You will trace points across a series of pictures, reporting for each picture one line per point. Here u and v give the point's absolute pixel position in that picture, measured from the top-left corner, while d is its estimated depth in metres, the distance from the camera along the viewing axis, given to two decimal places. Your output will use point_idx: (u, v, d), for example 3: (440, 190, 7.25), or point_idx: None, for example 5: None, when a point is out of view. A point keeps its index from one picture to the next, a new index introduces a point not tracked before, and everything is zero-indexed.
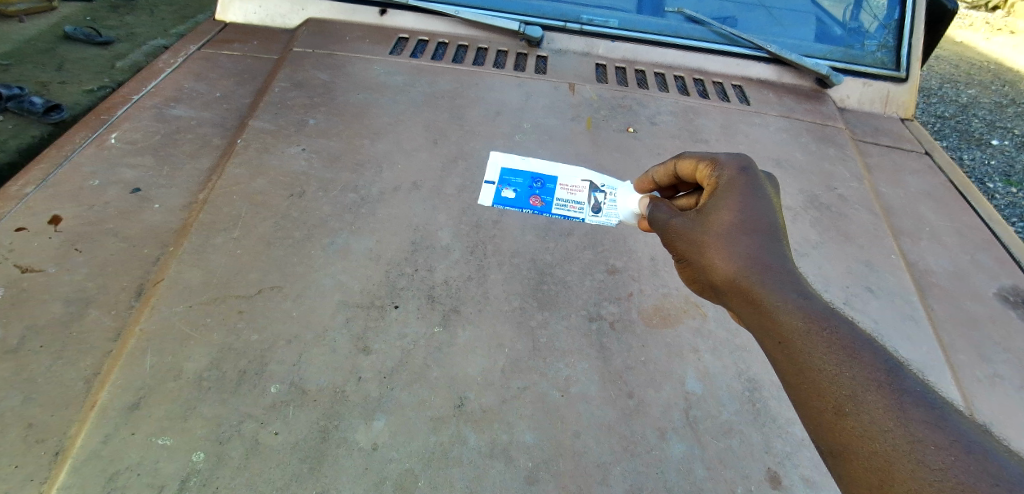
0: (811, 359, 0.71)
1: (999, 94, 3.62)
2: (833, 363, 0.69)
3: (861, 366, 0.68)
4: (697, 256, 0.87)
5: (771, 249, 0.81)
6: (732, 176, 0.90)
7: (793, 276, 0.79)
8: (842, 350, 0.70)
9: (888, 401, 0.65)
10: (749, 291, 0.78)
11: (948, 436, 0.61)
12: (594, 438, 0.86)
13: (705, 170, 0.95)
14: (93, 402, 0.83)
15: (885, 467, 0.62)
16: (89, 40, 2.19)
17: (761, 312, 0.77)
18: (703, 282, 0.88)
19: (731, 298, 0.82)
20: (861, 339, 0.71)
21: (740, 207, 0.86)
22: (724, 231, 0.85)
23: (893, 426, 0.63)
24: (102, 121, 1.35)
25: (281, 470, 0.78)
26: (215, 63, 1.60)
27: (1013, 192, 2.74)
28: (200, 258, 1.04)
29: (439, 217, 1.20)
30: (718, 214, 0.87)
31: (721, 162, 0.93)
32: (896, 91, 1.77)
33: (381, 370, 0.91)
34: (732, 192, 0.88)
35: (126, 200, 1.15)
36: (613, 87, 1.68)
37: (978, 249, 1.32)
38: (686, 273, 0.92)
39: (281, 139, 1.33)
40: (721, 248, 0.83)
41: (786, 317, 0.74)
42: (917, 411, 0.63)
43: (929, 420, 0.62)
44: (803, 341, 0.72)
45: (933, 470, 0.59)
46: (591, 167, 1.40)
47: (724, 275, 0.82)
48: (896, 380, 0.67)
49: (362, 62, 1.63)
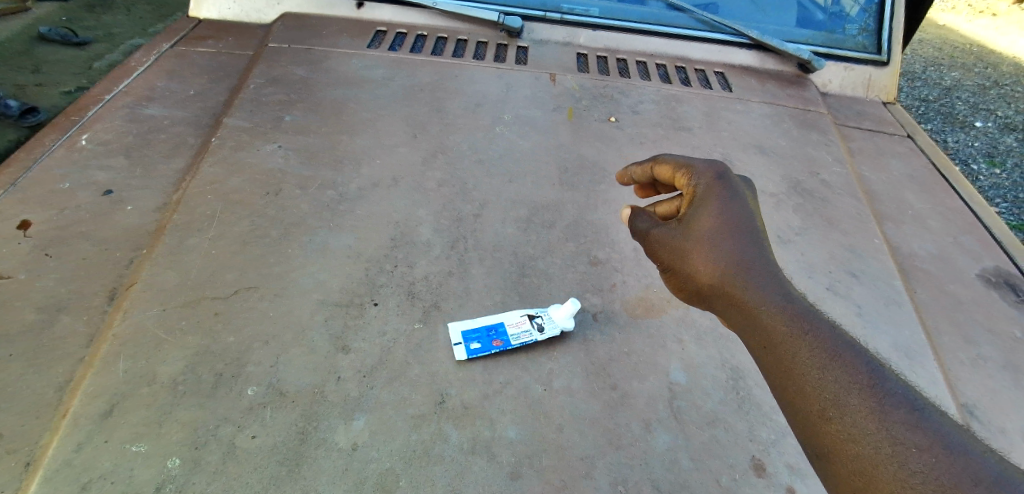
0: (796, 364, 0.71)
1: (981, 76, 3.64)
2: (816, 367, 0.69)
3: (844, 368, 0.68)
4: (682, 266, 0.85)
5: (753, 254, 0.80)
6: (709, 183, 0.86)
7: (778, 280, 0.78)
8: (825, 353, 0.69)
9: (870, 404, 0.64)
10: (735, 296, 0.79)
11: (929, 437, 0.60)
12: (578, 432, 0.85)
13: (682, 177, 0.90)
14: (65, 410, 0.80)
15: (869, 470, 0.61)
16: (65, 40, 2.14)
17: (747, 318, 0.77)
18: (689, 290, 0.86)
19: (719, 305, 0.82)
20: (842, 341, 0.70)
21: (721, 216, 0.83)
22: (708, 241, 0.82)
23: (875, 429, 0.62)
24: (74, 122, 1.31)
25: (258, 474, 0.76)
26: (189, 60, 1.57)
27: (996, 173, 2.77)
28: (175, 260, 1.01)
29: (420, 212, 1.18)
30: (700, 224, 0.84)
31: (698, 169, 0.88)
32: (878, 75, 1.77)
33: (361, 368, 0.89)
34: (711, 201, 0.84)
35: (98, 202, 1.12)
36: (595, 76, 1.66)
37: (960, 231, 1.32)
38: (671, 282, 0.88)
39: (257, 136, 1.31)
40: (706, 258, 0.82)
41: (770, 321, 0.75)
42: (898, 412, 0.62)
43: (909, 421, 0.61)
44: (789, 346, 0.72)
45: (914, 472, 0.58)
46: (573, 158, 1.39)
47: (709, 282, 0.82)
48: (878, 381, 0.66)
49: (340, 56, 1.60)
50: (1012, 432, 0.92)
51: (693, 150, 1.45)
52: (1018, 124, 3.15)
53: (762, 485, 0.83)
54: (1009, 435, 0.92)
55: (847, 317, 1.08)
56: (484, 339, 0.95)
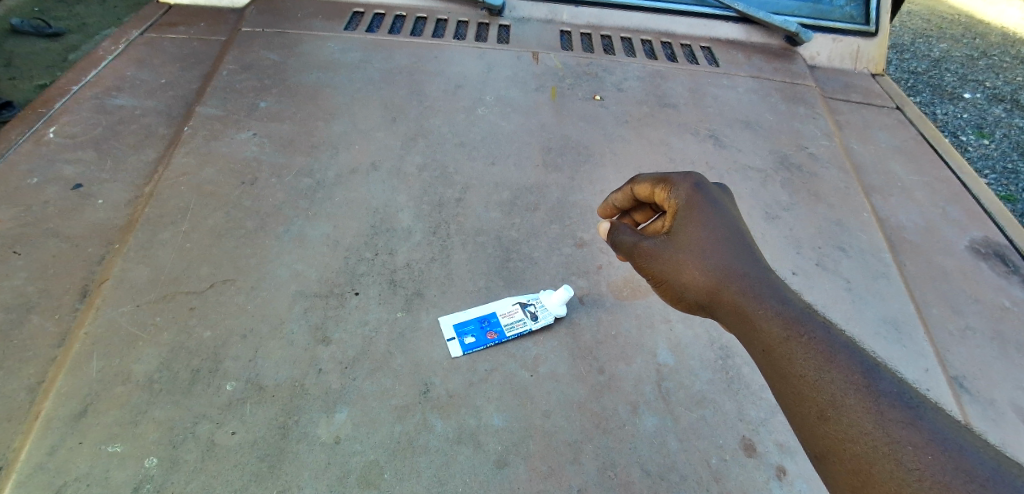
0: (793, 366, 0.67)
1: (970, 46, 3.61)
2: (812, 368, 0.66)
3: (840, 369, 0.65)
4: (674, 277, 0.82)
5: (742, 259, 0.78)
6: (689, 195, 0.84)
7: (771, 283, 0.76)
8: (820, 354, 0.66)
9: (868, 404, 0.61)
10: (731, 302, 0.76)
11: (924, 435, 0.57)
12: (565, 417, 0.84)
13: (661, 191, 0.88)
14: (37, 413, 0.77)
15: (867, 470, 0.58)
16: (37, 32, 2.04)
17: (745, 324, 0.74)
18: (687, 301, 0.82)
19: (717, 311, 0.78)
20: (838, 342, 0.67)
21: (707, 227, 0.81)
22: (696, 251, 0.80)
23: (872, 428, 0.59)
24: (39, 114, 1.26)
25: (238, 472, 0.74)
26: (158, 48, 1.51)
27: (985, 144, 2.77)
28: (146, 254, 0.98)
29: (400, 197, 1.16)
30: (686, 234, 0.82)
31: (675, 181, 0.86)
32: (866, 46, 1.73)
33: (342, 360, 0.87)
34: (694, 212, 0.83)
35: (66, 197, 1.08)
36: (578, 54, 1.62)
37: (949, 202, 1.31)
38: (668, 295, 0.85)
39: (230, 125, 1.26)
40: (698, 267, 0.79)
41: (766, 325, 0.71)
42: (894, 411, 0.60)
43: (905, 419, 0.59)
44: (784, 348, 0.69)
45: (911, 470, 0.55)
46: (557, 139, 1.36)
47: (704, 290, 0.78)
48: (873, 380, 0.63)
49: (314, 40, 1.55)
50: (1000, 402, 0.92)
51: (679, 128, 1.42)
52: (1006, 95, 3.14)
53: (750, 464, 0.83)
54: (998, 405, 0.91)
55: (836, 292, 1.07)
56: (478, 333, 0.93)
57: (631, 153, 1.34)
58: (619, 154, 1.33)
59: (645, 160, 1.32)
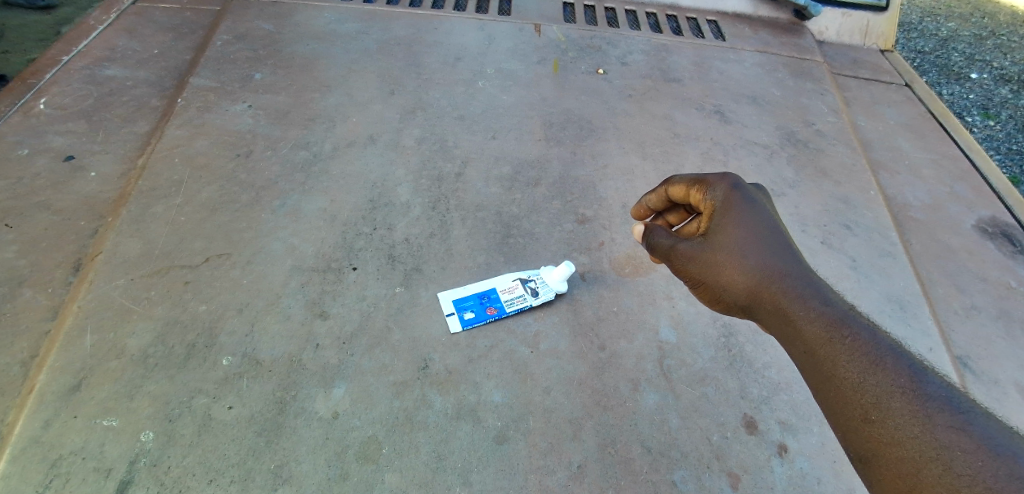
0: (835, 368, 0.59)
1: (979, 25, 3.52)
2: (855, 369, 0.58)
3: (886, 371, 0.56)
4: (712, 278, 0.73)
5: (786, 258, 0.70)
6: (727, 196, 0.75)
7: (814, 283, 0.67)
8: (864, 356, 0.58)
9: (914, 407, 0.53)
10: (774, 301, 0.67)
11: (975, 440, 0.48)
12: (564, 394, 0.83)
13: (695, 193, 0.78)
14: (31, 386, 0.76)
15: (914, 475, 0.50)
16: (29, 4, 1.98)
17: (787, 326, 0.65)
18: (726, 303, 0.74)
19: (760, 313, 0.70)
20: (886, 344, 0.58)
21: (746, 228, 0.72)
22: (738, 252, 0.71)
23: (918, 432, 0.51)
24: (27, 84, 1.21)
25: (235, 446, 0.73)
26: (149, 18, 1.46)
27: (991, 125, 2.72)
28: (138, 227, 0.96)
29: (398, 171, 1.13)
30: (723, 234, 0.73)
31: (711, 181, 0.77)
32: (875, 21, 1.68)
33: (339, 335, 0.86)
34: (733, 213, 0.74)
35: (57, 170, 1.05)
36: (581, 26, 1.58)
37: (956, 180, 1.29)
38: (706, 296, 0.76)
39: (224, 96, 1.23)
40: (738, 267, 0.71)
41: (808, 326, 0.63)
42: (943, 414, 0.51)
43: (954, 422, 0.50)
44: (826, 349, 0.60)
45: (961, 475, 0.46)
46: (557, 113, 1.33)
47: (745, 291, 0.70)
48: (921, 382, 0.54)
49: (309, 10, 1.50)
50: (1004, 382, 0.91)
51: (683, 102, 1.39)
52: (1014, 75, 3.07)
53: (752, 442, 0.82)
54: (1002, 384, 0.90)
55: (839, 269, 1.06)
56: (478, 308, 0.91)
57: (633, 128, 1.31)
58: (622, 129, 1.30)
59: (647, 135, 1.29)
